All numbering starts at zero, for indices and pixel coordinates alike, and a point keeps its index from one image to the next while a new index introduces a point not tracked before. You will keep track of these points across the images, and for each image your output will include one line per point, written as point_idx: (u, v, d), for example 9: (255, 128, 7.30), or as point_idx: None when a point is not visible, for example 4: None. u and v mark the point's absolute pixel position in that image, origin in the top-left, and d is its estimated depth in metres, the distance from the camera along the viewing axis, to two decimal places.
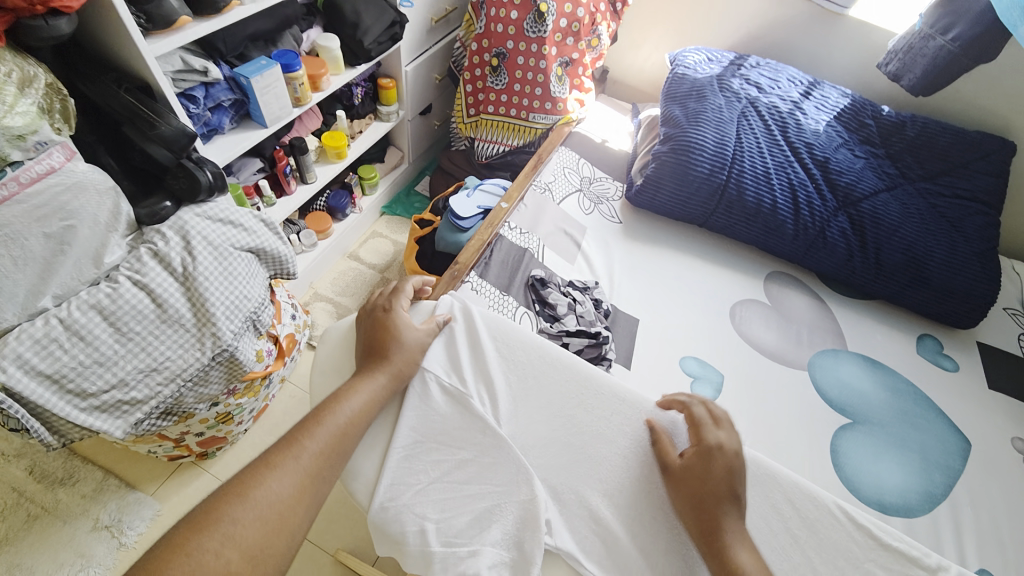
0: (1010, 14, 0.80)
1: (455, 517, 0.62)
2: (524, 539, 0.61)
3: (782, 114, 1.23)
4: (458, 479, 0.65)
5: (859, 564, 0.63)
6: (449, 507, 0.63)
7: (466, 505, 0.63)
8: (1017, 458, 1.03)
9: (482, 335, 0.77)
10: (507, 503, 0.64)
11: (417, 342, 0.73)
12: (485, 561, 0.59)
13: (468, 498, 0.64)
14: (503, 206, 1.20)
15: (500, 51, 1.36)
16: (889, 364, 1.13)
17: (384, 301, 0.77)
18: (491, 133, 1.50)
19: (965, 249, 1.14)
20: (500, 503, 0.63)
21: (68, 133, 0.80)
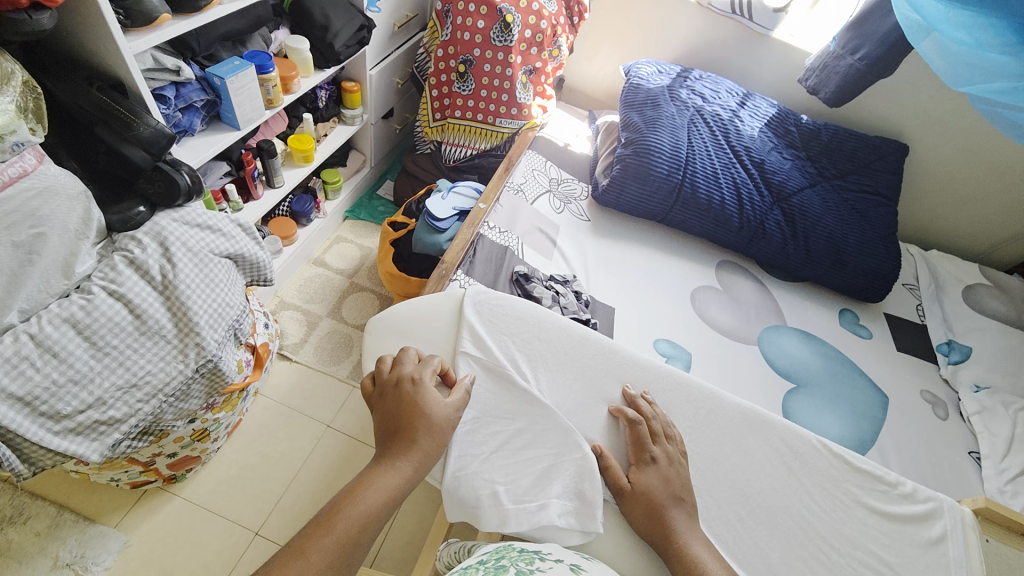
0: (910, 29, 0.89)
1: (519, 478, 0.67)
2: (583, 487, 0.66)
3: (724, 121, 1.38)
4: (515, 447, 0.70)
5: (839, 482, 0.75)
6: (512, 471, 0.68)
7: (525, 468, 0.68)
8: (923, 404, 1.26)
9: (493, 322, 0.81)
10: (563, 462, 0.69)
11: (445, 423, 0.66)
12: (555, 510, 0.64)
13: (526, 462, 0.69)
14: (481, 207, 1.26)
15: (467, 58, 1.42)
16: (820, 336, 1.33)
17: (411, 371, 0.69)
18: (459, 137, 1.54)
19: (872, 235, 1.36)
20: (556, 463, 0.69)
21: (42, 135, 0.76)
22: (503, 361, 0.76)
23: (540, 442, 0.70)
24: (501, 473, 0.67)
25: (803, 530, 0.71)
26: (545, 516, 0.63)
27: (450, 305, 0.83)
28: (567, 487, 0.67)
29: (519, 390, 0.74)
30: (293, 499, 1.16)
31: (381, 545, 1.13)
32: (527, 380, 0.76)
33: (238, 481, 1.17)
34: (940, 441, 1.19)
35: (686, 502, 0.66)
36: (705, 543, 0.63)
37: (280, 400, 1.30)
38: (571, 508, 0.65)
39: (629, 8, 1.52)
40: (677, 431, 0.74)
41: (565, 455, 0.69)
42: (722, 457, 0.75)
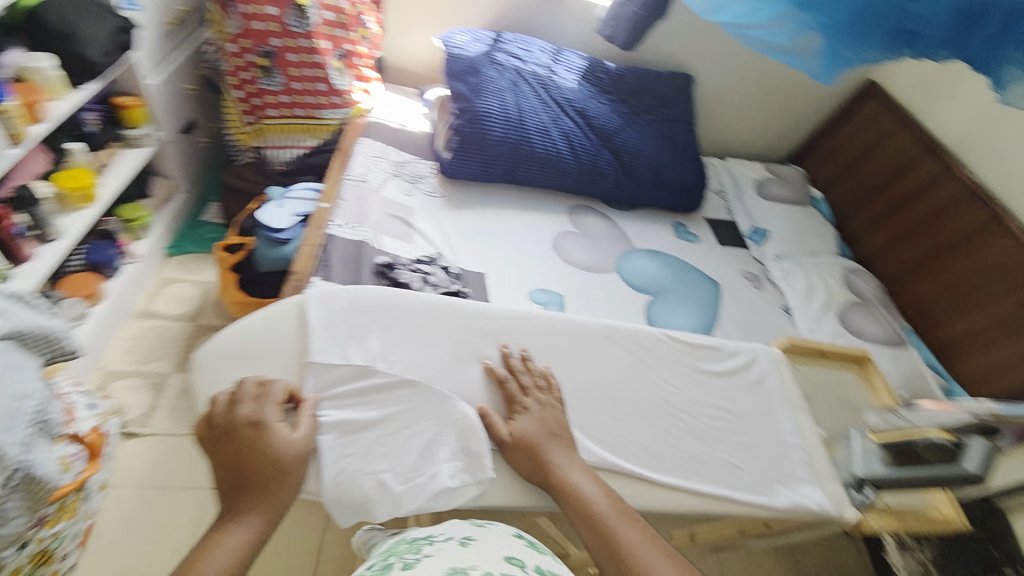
0: None
1: (403, 459, 0.69)
2: (468, 443, 0.71)
3: (542, 78, 1.46)
4: (392, 430, 0.71)
5: (687, 359, 0.89)
6: (393, 455, 0.69)
7: (408, 446, 0.70)
8: (746, 283, 1.54)
9: (360, 322, 0.78)
10: (444, 428, 0.72)
11: (298, 460, 0.63)
12: (445, 474, 0.69)
13: (405, 440, 0.71)
14: (323, 207, 1.17)
15: (267, 50, 1.26)
16: (664, 251, 1.53)
17: (249, 411, 0.63)
18: (282, 138, 1.39)
19: (680, 155, 1.59)
20: (437, 431, 0.72)
21: None
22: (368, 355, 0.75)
23: (422, 419, 0.72)
24: (385, 461, 0.68)
25: (674, 412, 0.84)
26: (436, 482, 0.68)
27: (292, 312, 0.78)
28: (456, 448, 0.71)
29: (392, 380, 0.73)
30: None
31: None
32: (407, 367, 0.76)
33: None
34: (762, 309, 1.48)
35: (558, 436, 0.73)
36: (581, 468, 0.70)
37: (142, 482, 1.12)
38: (461, 468, 0.70)
39: None
40: (554, 379, 0.80)
41: (446, 422, 0.72)
42: (600, 375, 0.84)
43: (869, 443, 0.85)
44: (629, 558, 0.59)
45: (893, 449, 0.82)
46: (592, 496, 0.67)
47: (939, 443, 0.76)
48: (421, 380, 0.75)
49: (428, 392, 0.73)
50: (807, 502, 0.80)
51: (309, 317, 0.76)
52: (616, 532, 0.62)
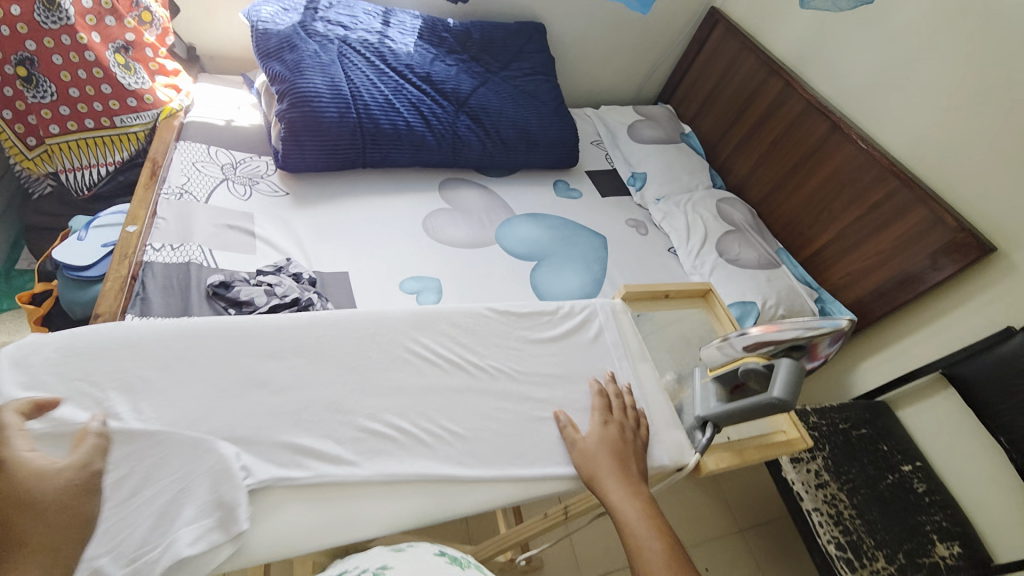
0: None
1: (130, 533, 0.52)
2: (222, 492, 0.56)
3: (374, 45, 1.32)
4: (116, 500, 0.53)
5: (509, 333, 0.82)
6: (117, 529, 0.52)
7: (138, 515, 0.53)
8: (631, 230, 1.55)
9: (140, 359, 0.62)
10: (194, 479, 0.56)
11: (70, 493, 0.48)
12: (183, 541, 0.52)
13: (138, 507, 0.53)
14: (130, 231, 0.99)
15: (22, 56, 1.02)
16: (545, 211, 1.49)
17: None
18: (76, 158, 1.16)
19: (546, 110, 1.54)
20: (184, 483, 0.55)
21: None
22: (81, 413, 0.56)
23: (158, 475, 0.55)
24: (101, 540, 0.51)
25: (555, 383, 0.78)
26: (167, 555, 0.51)
27: None
28: (207, 501, 0.55)
29: (121, 436, 0.56)
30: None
31: None
32: (214, 399, 0.63)
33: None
34: (647, 253, 1.50)
35: (626, 467, 0.68)
36: (638, 502, 0.64)
37: None
38: (210, 525, 0.54)
39: None
40: (642, 411, 0.78)
41: (194, 467, 0.56)
42: (448, 365, 0.75)
43: (707, 380, 0.80)
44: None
45: (727, 381, 0.77)
46: (643, 535, 0.61)
47: (757, 369, 0.71)
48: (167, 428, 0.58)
49: (171, 438, 0.57)
50: (660, 461, 0.74)
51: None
52: None
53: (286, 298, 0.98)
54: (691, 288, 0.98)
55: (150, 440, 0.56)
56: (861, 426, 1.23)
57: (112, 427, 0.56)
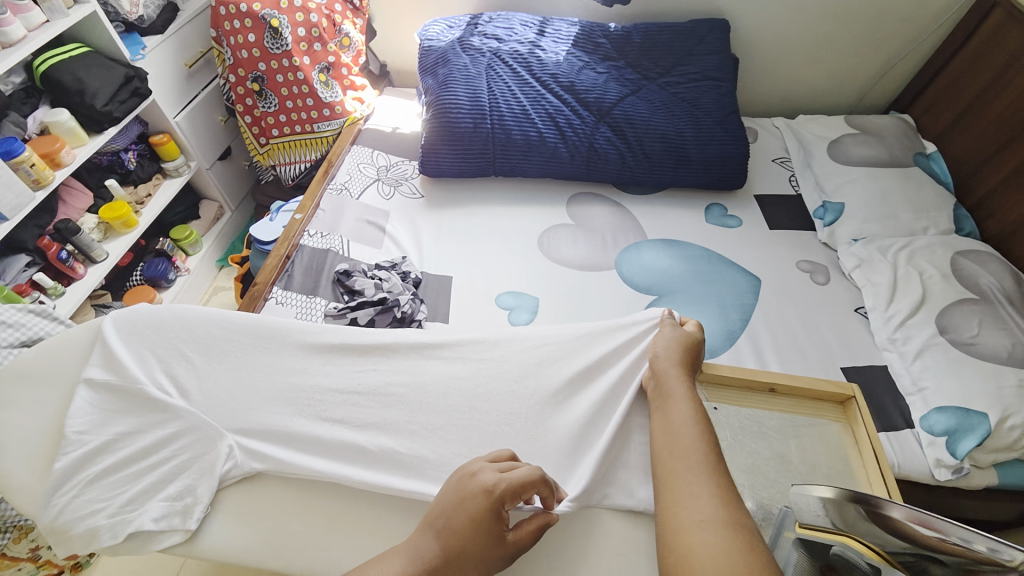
0: None
1: (117, 496, 0.59)
2: (198, 484, 0.61)
3: (523, 56, 1.35)
4: (127, 461, 0.61)
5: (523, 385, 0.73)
6: (115, 488, 0.60)
7: (130, 481, 0.60)
8: (802, 276, 1.19)
9: (217, 335, 0.72)
10: (195, 459, 0.62)
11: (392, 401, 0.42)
12: (149, 515, 0.58)
13: (133, 474, 0.61)
14: (298, 217, 1.21)
15: (256, 75, 1.36)
16: (684, 239, 1.26)
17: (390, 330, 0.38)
18: (288, 155, 1.49)
19: (708, 122, 1.31)
20: (188, 458, 0.62)
21: None
22: (137, 377, 0.65)
23: (166, 445, 0.62)
24: (100, 496, 0.59)
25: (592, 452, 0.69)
26: (134, 523, 0.58)
27: (87, 336, 0.70)
28: (184, 485, 0.61)
29: (157, 405, 0.64)
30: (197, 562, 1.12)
31: None
32: (247, 384, 0.69)
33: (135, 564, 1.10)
34: (821, 311, 1.13)
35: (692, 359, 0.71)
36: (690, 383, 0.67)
37: None
38: (176, 509, 0.59)
39: None
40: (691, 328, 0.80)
41: (192, 454, 0.62)
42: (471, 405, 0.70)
43: (791, 537, 0.57)
44: (679, 474, 0.57)
45: (816, 556, 0.54)
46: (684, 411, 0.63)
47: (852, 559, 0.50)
48: (191, 409, 0.65)
49: (187, 422, 0.64)
50: None
51: (99, 337, 0.69)
52: (685, 448, 0.59)
53: (375, 297, 1.04)
54: (822, 392, 0.75)
55: (169, 415, 0.64)
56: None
57: (155, 397, 0.65)
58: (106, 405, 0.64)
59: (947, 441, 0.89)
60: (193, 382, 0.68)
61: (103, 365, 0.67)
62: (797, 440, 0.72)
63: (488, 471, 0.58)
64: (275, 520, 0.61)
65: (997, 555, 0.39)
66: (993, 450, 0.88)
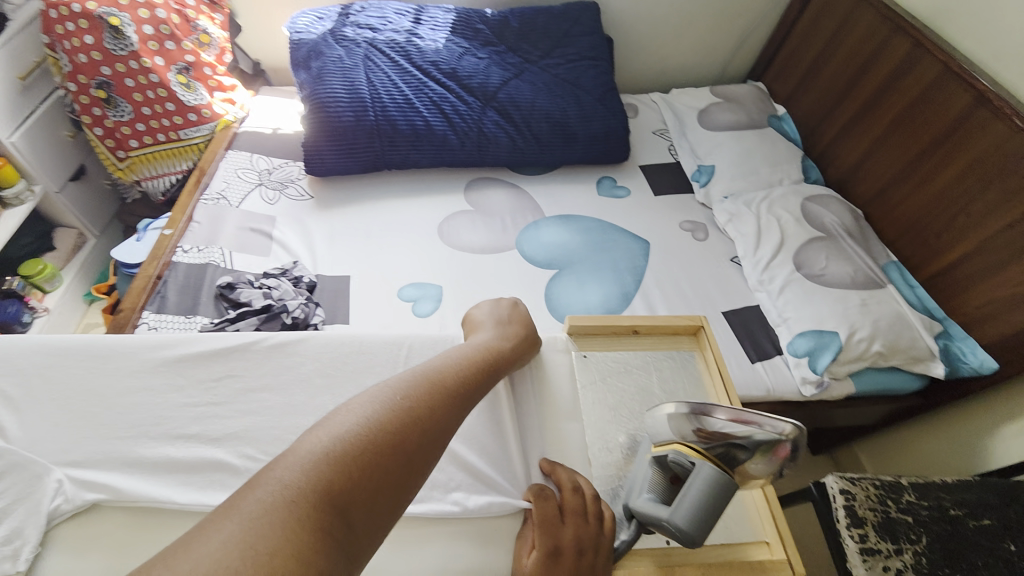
0: None
1: None
2: (25, 526, 0.53)
3: (401, 45, 1.32)
4: None
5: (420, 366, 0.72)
6: None
7: None
8: (685, 235, 1.29)
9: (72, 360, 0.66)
10: (23, 500, 0.55)
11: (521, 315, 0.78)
12: None
13: None
14: (166, 233, 1.10)
15: (101, 82, 1.22)
16: (579, 213, 1.32)
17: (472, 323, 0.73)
18: (154, 168, 1.35)
19: (587, 99, 1.37)
20: (13, 500, 0.54)
21: None
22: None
23: None
24: None
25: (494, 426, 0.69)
26: None
27: None
28: (11, 527, 0.53)
29: None
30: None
31: None
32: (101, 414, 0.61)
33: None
34: (702, 264, 1.23)
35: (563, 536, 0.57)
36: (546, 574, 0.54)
37: None
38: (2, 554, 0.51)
39: None
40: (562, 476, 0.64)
41: (19, 492, 0.55)
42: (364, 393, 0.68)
43: (648, 458, 0.63)
44: None
45: (665, 468, 0.61)
46: None
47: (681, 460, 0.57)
48: (9, 447, 0.57)
49: (6, 462, 0.56)
50: None
51: None
52: None
53: (258, 305, 0.98)
54: (677, 327, 0.83)
55: None
56: (981, 515, 0.90)
57: None
58: None
59: (808, 360, 1.02)
60: (20, 419, 0.61)
61: None
62: (658, 372, 0.79)
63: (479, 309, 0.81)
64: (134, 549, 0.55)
65: (770, 430, 0.54)
66: (847, 362, 1.01)
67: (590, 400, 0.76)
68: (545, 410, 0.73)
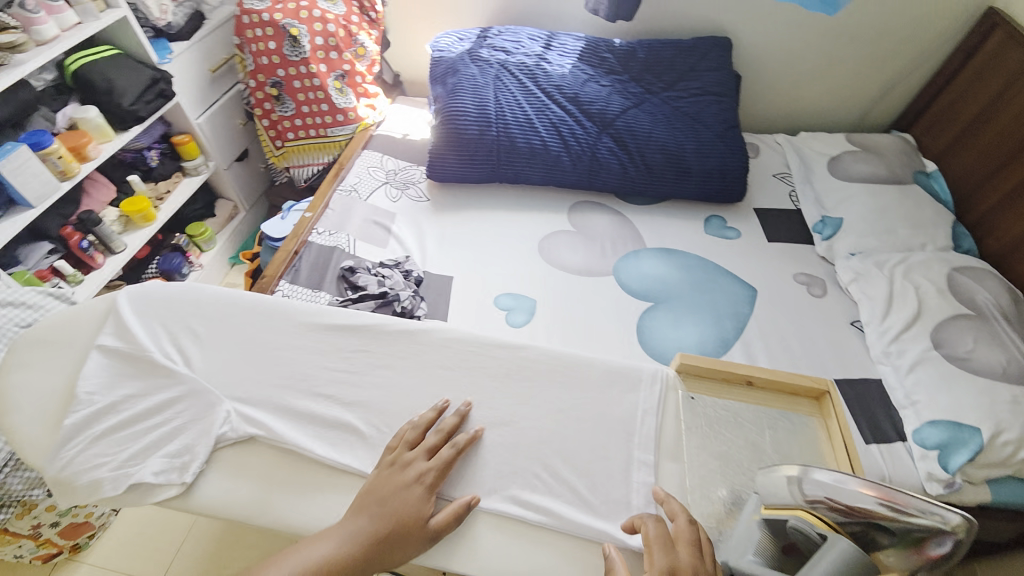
0: None
1: (122, 451, 0.61)
2: (195, 443, 0.62)
3: (530, 68, 1.40)
4: (133, 420, 0.63)
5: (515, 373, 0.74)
6: (117, 448, 0.61)
7: (133, 440, 0.62)
8: (799, 289, 1.20)
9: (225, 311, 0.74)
10: (193, 422, 0.64)
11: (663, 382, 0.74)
12: (150, 468, 0.60)
13: (136, 434, 0.63)
14: (307, 217, 1.26)
15: (275, 81, 1.44)
16: (682, 248, 1.28)
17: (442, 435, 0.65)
18: (303, 157, 1.56)
19: (708, 135, 1.34)
20: (187, 421, 0.64)
21: None
22: (145, 345, 0.68)
23: (170, 406, 0.65)
24: (106, 453, 0.61)
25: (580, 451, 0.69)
26: (135, 476, 0.59)
27: (104, 308, 0.73)
28: (183, 443, 0.62)
29: (162, 369, 0.67)
30: (203, 522, 1.24)
31: None
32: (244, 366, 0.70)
33: (152, 520, 1.25)
34: (816, 322, 1.13)
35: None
36: None
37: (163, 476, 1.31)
38: (174, 465, 0.61)
39: None
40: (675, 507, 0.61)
41: (191, 416, 0.64)
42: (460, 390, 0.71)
43: (755, 517, 0.58)
44: None
45: (778, 536, 0.55)
46: None
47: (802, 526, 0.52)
48: (193, 375, 0.67)
49: (187, 387, 0.66)
50: None
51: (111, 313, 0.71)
52: None
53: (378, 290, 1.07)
54: (797, 384, 0.75)
55: (172, 380, 0.67)
56: None
57: (159, 361, 0.67)
58: (116, 370, 0.67)
59: (938, 455, 0.89)
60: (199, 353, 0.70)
61: (118, 331, 0.69)
62: (764, 431, 0.72)
63: (409, 430, 0.64)
64: (271, 486, 0.62)
65: (934, 519, 0.45)
66: (986, 465, 0.88)
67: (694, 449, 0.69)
68: (653, 445, 0.67)
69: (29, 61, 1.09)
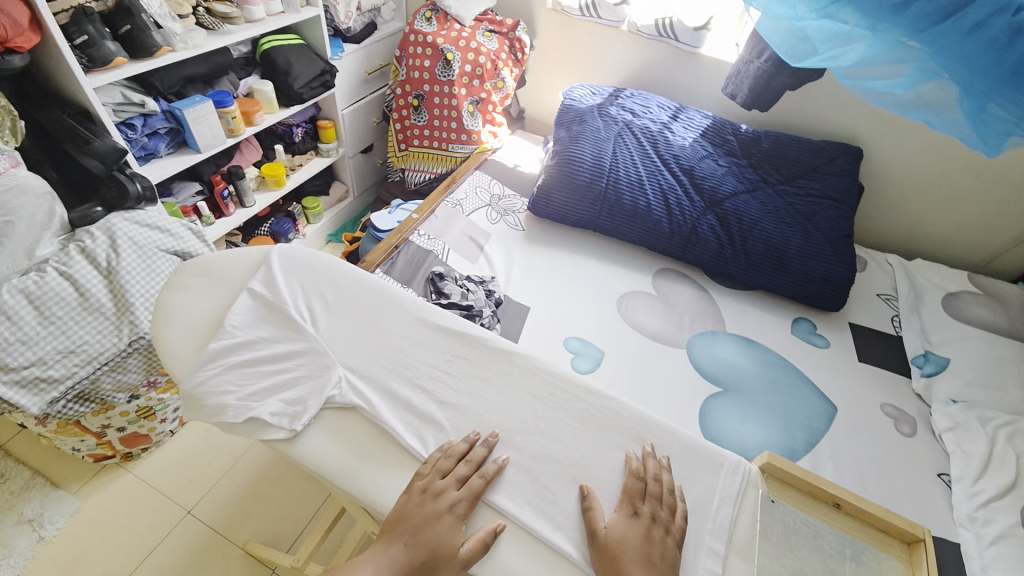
0: (990, 120, 0.76)
1: (250, 386, 0.68)
2: (310, 397, 0.67)
3: (652, 133, 1.45)
4: (261, 360, 0.70)
5: None
6: (247, 382, 0.68)
7: (259, 378, 0.68)
8: (885, 420, 1.11)
9: (347, 287, 0.81)
10: (312, 377, 0.70)
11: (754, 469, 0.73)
12: (268, 409, 0.65)
13: (263, 374, 0.69)
14: (413, 218, 1.36)
15: (419, 93, 1.60)
16: (763, 342, 1.24)
17: (474, 460, 0.63)
18: (420, 163, 1.71)
19: (818, 237, 1.30)
20: (306, 375, 0.70)
21: (15, 146, 0.99)
22: (285, 299, 0.76)
23: (296, 358, 0.71)
24: (237, 384, 0.67)
25: None
26: (254, 411, 0.65)
27: (256, 258, 0.82)
28: (299, 394, 0.68)
29: (294, 324, 0.74)
30: (255, 451, 1.36)
31: (298, 535, 1.22)
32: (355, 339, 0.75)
33: (197, 451, 1.34)
34: (896, 459, 1.05)
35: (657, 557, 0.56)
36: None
37: None
38: (287, 411, 0.66)
39: (571, 43, 1.66)
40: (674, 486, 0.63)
41: (309, 371, 0.70)
42: None
43: None
44: None
45: None
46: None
47: None
48: (317, 336, 0.74)
49: (311, 345, 0.72)
50: None
51: (260, 265, 0.80)
52: None
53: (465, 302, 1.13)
54: (892, 526, 0.74)
55: (300, 336, 0.73)
56: None
57: (294, 317, 0.74)
58: (258, 314, 0.75)
59: None
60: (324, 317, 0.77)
61: (265, 281, 0.78)
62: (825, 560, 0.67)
63: (442, 459, 0.62)
64: (360, 454, 0.65)
65: None
66: None
67: (768, 556, 0.64)
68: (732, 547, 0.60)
69: (234, 32, 1.30)
